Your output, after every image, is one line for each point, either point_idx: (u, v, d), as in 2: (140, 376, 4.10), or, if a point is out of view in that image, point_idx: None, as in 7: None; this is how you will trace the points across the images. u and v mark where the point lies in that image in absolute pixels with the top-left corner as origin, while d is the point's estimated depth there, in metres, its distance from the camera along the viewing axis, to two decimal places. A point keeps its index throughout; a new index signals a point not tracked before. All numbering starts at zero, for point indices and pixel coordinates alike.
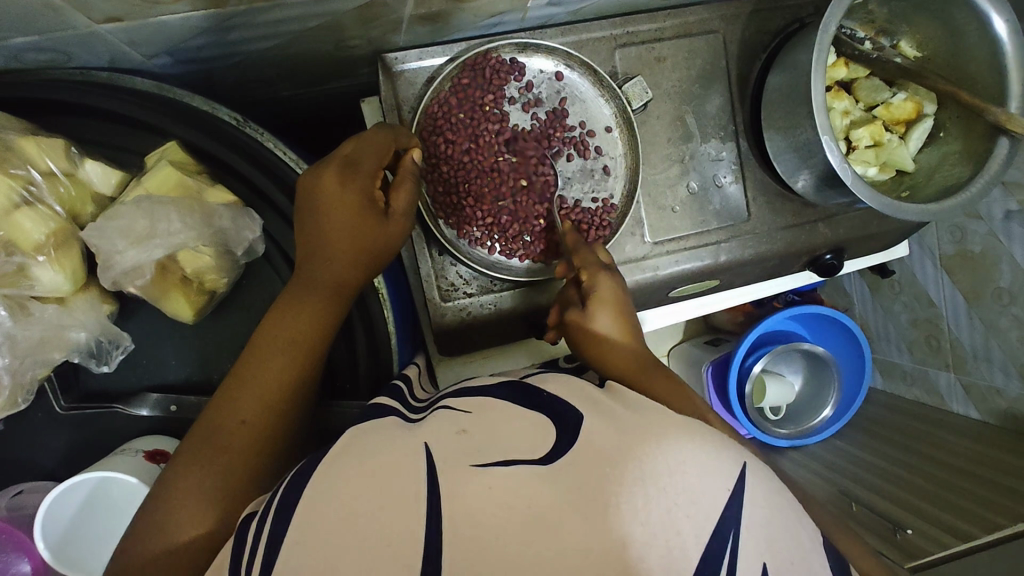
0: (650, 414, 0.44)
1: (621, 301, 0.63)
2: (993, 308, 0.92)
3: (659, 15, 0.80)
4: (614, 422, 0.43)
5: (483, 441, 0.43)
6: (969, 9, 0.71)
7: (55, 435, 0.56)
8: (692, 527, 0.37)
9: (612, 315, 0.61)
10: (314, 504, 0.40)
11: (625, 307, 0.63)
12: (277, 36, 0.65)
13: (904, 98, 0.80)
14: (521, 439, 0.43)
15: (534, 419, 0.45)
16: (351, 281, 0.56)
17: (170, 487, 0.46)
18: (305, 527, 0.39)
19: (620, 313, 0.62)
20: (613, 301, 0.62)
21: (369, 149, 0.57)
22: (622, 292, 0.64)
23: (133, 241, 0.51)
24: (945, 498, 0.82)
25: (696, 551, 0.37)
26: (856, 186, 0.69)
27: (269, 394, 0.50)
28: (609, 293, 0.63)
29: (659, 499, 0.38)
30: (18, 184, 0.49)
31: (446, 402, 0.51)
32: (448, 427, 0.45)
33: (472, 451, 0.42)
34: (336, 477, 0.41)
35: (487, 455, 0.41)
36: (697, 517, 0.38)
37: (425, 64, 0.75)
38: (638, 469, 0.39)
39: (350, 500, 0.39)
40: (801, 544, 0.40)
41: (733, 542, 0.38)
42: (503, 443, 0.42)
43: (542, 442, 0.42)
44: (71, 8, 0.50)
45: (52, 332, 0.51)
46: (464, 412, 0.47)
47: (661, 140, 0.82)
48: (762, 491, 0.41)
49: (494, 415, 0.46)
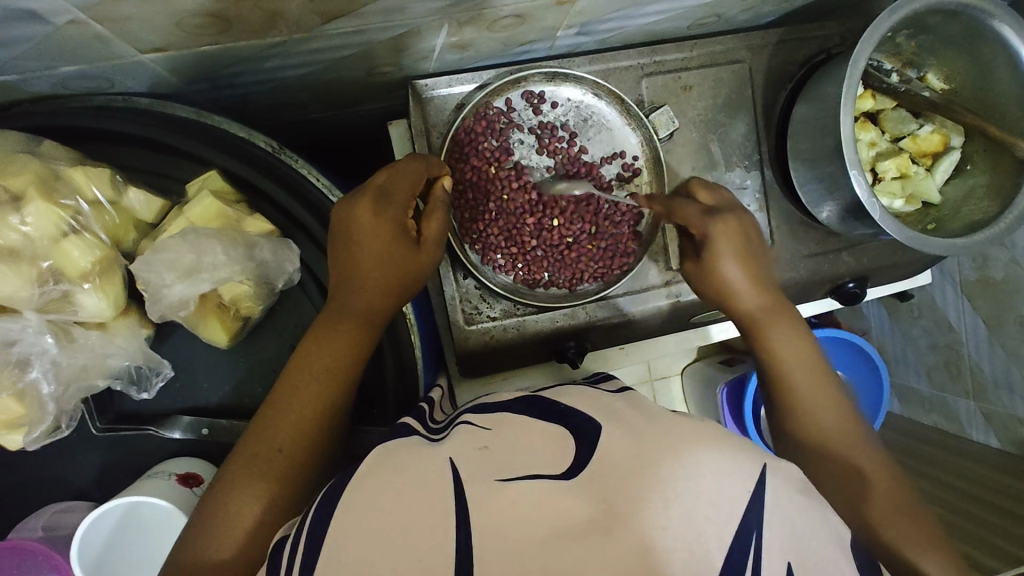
0: (661, 427, 0.44)
1: (744, 244, 0.67)
2: (1014, 338, 0.91)
3: (686, 45, 0.81)
4: (635, 435, 0.43)
5: (505, 458, 0.43)
6: (999, 44, 0.71)
7: (88, 455, 0.57)
8: (715, 528, 0.38)
9: (738, 260, 0.66)
10: (355, 507, 0.41)
11: (747, 252, 0.67)
12: (312, 64, 0.67)
13: (930, 131, 0.80)
14: (541, 456, 0.43)
15: (554, 432, 0.46)
16: (382, 308, 0.56)
17: (208, 511, 0.47)
18: (341, 536, 0.40)
19: (743, 253, 0.67)
20: (737, 245, 0.66)
21: (403, 179, 0.58)
22: (743, 235, 0.67)
23: (180, 275, 0.52)
24: (970, 529, 0.81)
25: (719, 553, 0.37)
26: (883, 219, 0.69)
27: (303, 423, 0.51)
28: (735, 240, 0.67)
29: (681, 503, 0.38)
30: (66, 214, 0.50)
31: (465, 419, 0.51)
32: (473, 442, 0.46)
33: (497, 466, 0.43)
34: (374, 489, 0.42)
35: (513, 470, 0.42)
36: (717, 519, 0.38)
37: (455, 91, 0.76)
38: (661, 475, 0.40)
39: (386, 515, 0.40)
40: (824, 542, 0.40)
41: (756, 544, 0.38)
42: (524, 461, 0.43)
43: (564, 456, 0.43)
44: (119, 39, 0.52)
45: (95, 359, 0.53)
46: (483, 428, 0.48)
47: (686, 168, 0.82)
48: (785, 499, 0.41)
49: (515, 429, 0.47)
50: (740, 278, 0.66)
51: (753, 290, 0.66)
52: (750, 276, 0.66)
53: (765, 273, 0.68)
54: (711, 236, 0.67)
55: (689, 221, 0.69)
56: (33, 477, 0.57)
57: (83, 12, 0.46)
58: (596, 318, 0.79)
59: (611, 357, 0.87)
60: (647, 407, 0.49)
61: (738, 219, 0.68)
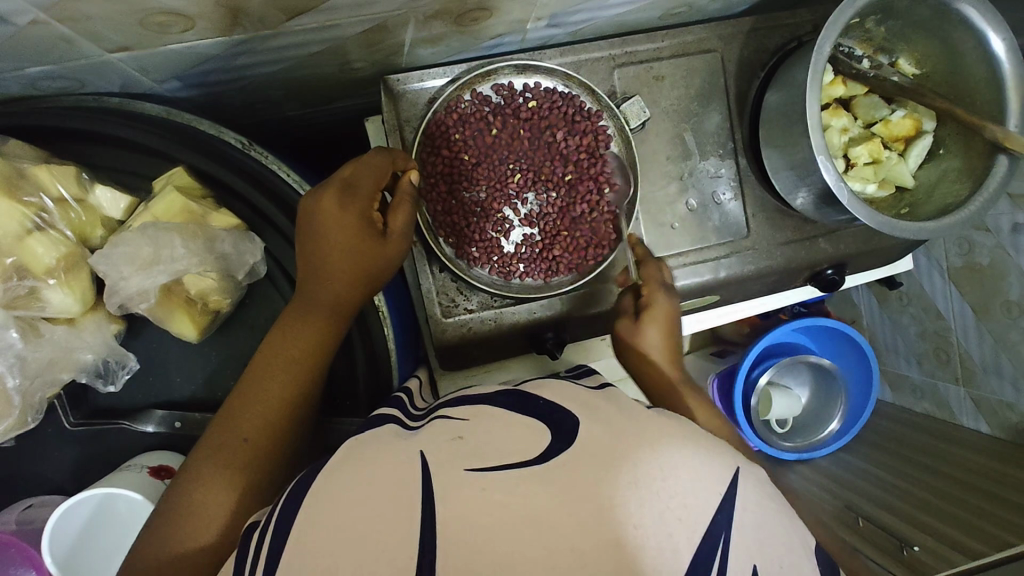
0: (636, 423, 0.45)
1: (672, 320, 0.68)
2: (1001, 321, 0.91)
3: (658, 35, 0.81)
4: (609, 429, 0.44)
5: (476, 449, 0.43)
6: (966, 27, 0.71)
7: (64, 449, 0.58)
8: (684, 528, 0.38)
9: (661, 332, 0.67)
10: (325, 501, 0.42)
11: (673, 324, 0.68)
12: (283, 61, 0.67)
13: (902, 116, 0.80)
14: (515, 445, 0.43)
15: (532, 425, 0.45)
16: (349, 301, 0.57)
17: (175, 503, 0.48)
18: (308, 525, 0.41)
19: (668, 331, 0.67)
20: (665, 320, 0.67)
21: (368, 172, 0.59)
22: (673, 311, 0.69)
23: (136, 268, 0.53)
24: (953, 514, 0.81)
25: (687, 552, 0.38)
26: (852, 204, 0.70)
27: (269, 413, 0.51)
28: (662, 312, 0.68)
29: (652, 502, 0.39)
30: (31, 211, 0.51)
31: (442, 411, 0.51)
32: (445, 434, 0.46)
33: (467, 456, 0.42)
34: (345, 485, 0.42)
35: (482, 462, 0.42)
36: (687, 521, 0.39)
37: (427, 85, 0.77)
38: (634, 473, 0.40)
39: (351, 507, 0.40)
40: (790, 547, 0.41)
41: (724, 545, 0.39)
42: (496, 451, 0.43)
43: (539, 443, 0.43)
44: (83, 39, 0.52)
45: (60, 352, 0.54)
46: (460, 419, 0.48)
47: (661, 159, 0.82)
48: (753, 505, 0.42)
49: (491, 420, 0.47)
50: (661, 350, 0.66)
51: (669, 363, 0.66)
52: (667, 351, 0.67)
53: (680, 349, 0.68)
54: (654, 300, 0.68)
55: (648, 279, 0.70)
56: (9, 472, 0.58)
57: (43, 12, 0.46)
58: (573, 307, 0.80)
59: (593, 348, 0.87)
60: (624, 402, 0.50)
61: (672, 301, 0.69)
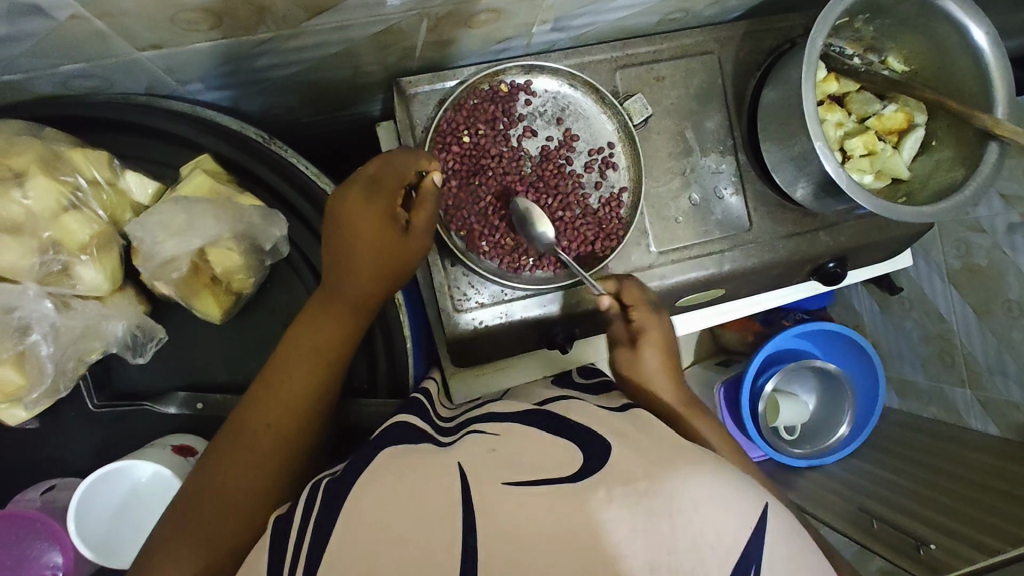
0: (667, 447, 0.45)
1: (668, 341, 0.69)
2: (1002, 321, 0.93)
3: (657, 38, 0.85)
4: (642, 454, 0.43)
5: (512, 461, 0.44)
6: (949, 22, 0.75)
7: (86, 433, 0.59)
8: (715, 557, 0.37)
9: (658, 353, 0.68)
10: (356, 514, 0.41)
11: (670, 348, 0.69)
12: (301, 63, 0.71)
13: (895, 110, 0.83)
14: (551, 461, 0.44)
15: (566, 445, 0.46)
16: (371, 293, 0.58)
17: (197, 489, 0.49)
18: (350, 522, 0.41)
19: (668, 353, 0.68)
20: (664, 340, 0.69)
21: (391, 168, 0.60)
22: (669, 333, 0.70)
23: (171, 235, 0.55)
24: (962, 511, 0.82)
25: None
26: (851, 189, 0.72)
27: (293, 399, 0.53)
28: (658, 333, 0.69)
29: (682, 530, 0.38)
30: (66, 189, 0.54)
31: (477, 428, 0.52)
32: (481, 447, 0.46)
33: (504, 466, 0.43)
34: (378, 492, 0.42)
35: (520, 475, 0.42)
36: (718, 549, 0.38)
37: (437, 87, 0.80)
38: (665, 498, 0.39)
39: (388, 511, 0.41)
40: (803, 550, 0.41)
41: None
42: (530, 462, 0.44)
43: (572, 461, 0.43)
44: (117, 35, 0.55)
45: (92, 323, 0.55)
46: (494, 434, 0.49)
47: (663, 156, 0.85)
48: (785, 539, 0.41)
49: (525, 438, 0.47)
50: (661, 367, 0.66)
51: (674, 388, 0.65)
52: (671, 373, 0.67)
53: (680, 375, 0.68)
54: (644, 324, 0.70)
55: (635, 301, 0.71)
56: (32, 456, 0.59)
57: (84, 7, 0.50)
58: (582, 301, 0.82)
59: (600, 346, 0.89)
60: (652, 428, 0.49)
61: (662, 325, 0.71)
